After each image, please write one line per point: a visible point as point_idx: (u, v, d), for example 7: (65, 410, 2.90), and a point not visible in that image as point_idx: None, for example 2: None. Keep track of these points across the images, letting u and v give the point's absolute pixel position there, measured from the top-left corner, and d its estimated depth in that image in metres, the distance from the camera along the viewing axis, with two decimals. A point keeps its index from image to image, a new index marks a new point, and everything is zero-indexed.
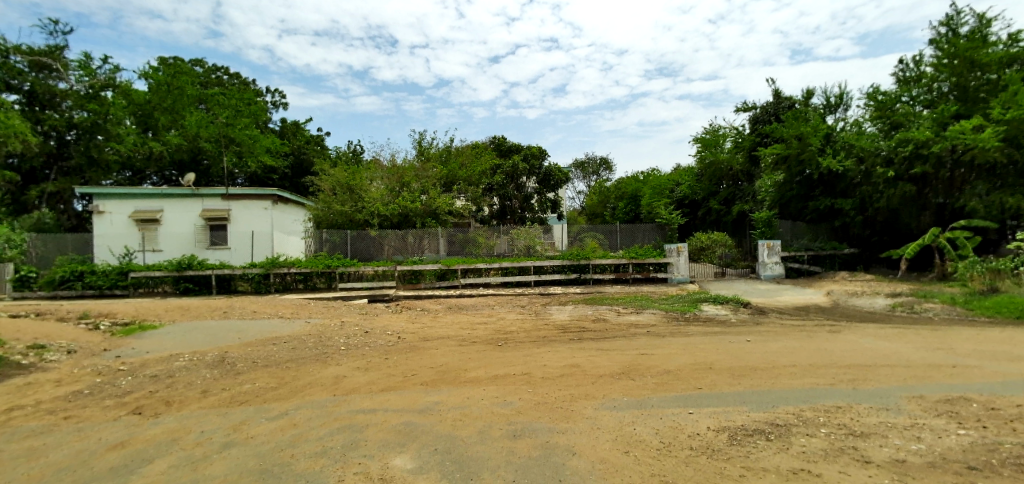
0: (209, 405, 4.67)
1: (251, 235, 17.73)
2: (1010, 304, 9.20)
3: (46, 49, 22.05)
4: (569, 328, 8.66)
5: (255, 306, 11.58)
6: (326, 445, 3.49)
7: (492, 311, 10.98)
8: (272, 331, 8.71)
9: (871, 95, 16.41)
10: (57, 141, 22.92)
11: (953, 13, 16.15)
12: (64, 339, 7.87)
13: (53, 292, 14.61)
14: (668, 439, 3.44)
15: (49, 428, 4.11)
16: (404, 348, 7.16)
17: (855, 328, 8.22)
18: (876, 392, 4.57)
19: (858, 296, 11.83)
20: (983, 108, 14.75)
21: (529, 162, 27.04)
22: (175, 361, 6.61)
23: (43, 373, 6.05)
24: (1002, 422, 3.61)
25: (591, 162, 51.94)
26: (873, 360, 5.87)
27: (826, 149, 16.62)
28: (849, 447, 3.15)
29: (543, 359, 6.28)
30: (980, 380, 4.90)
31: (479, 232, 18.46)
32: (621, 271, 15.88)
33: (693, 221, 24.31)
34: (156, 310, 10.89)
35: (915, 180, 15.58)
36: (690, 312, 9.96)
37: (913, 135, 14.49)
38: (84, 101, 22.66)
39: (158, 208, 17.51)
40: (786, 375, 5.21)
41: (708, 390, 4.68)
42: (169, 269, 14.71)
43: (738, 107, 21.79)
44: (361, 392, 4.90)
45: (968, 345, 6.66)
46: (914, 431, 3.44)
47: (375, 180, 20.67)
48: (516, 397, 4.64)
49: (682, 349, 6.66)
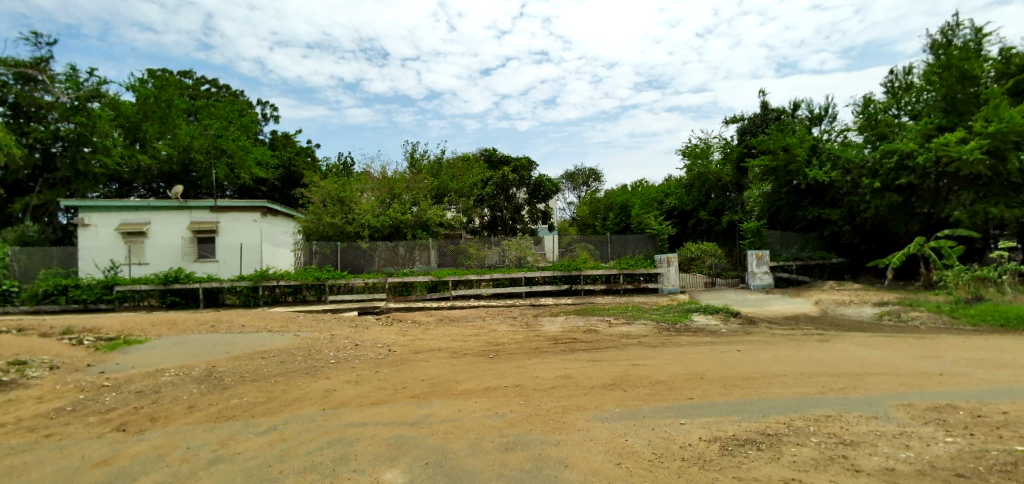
0: (196, 421, 4.59)
1: (240, 247, 17.54)
2: (994, 312, 9.37)
3: (31, 61, 21.76)
4: (561, 338, 8.66)
5: (244, 320, 11.41)
6: (315, 460, 3.44)
7: (484, 323, 10.92)
8: (261, 344, 8.60)
9: (860, 105, 16.92)
10: (42, 153, 22.76)
11: (952, 24, 16.65)
12: (47, 355, 7.70)
13: (36, 307, 14.32)
14: (661, 449, 3.43)
15: (30, 446, 4.00)
16: (395, 361, 7.08)
17: (844, 336, 8.32)
18: (866, 400, 4.61)
19: (847, 305, 11.98)
20: (967, 121, 15.08)
21: (520, 173, 27.12)
22: (162, 376, 6.48)
23: (24, 390, 5.88)
24: (989, 429, 3.65)
25: (581, 173, 52.26)
26: (864, 369, 5.92)
27: (812, 161, 17.00)
28: (840, 456, 3.17)
29: (536, 371, 6.25)
30: (967, 387, 4.98)
31: (471, 243, 18.48)
32: (612, 281, 15.95)
33: (684, 231, 24.43)
34: (143, 324, 10.68)
35: (902, 190, 15.80)
36: (681, 323, 9.95)
37: (897, 146, 14.78)
38: (69, 113, 22.19)
39: (145, 220, 17.29)
40: (777, 384, 5.24)
41: (699, 401, 4.69)
42: (156, 283, 14.49)
43: (727, 119, 22.17)
44: (351, 406, 4.85)
45: (955, 353, 6.75)
46: (903, 439, 3.47)
47: (366, 192, 20.61)
48: (508, 409, 4.61)
49: (674, 359, 6.68)
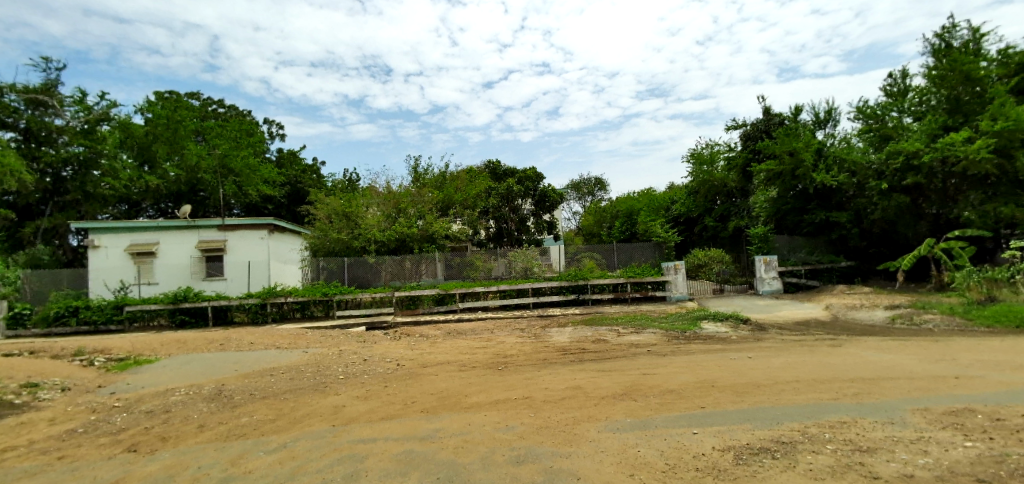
0: (206, 440, 4.58)
1: (248, 265, 17.72)
2: (1008, 313, 9.24)
3: (41, 87, 22.30)
4: (570, 349, 8.61)
5: (253, 337, 11.43)
6: (326, 477, 3.42)
7: (492, 335, 10.88)
8: (269, 362, 8.62)
9: (863, 108, 16.90)
10: (53, 177, 23.06)
11: (947, 26, 16.73)
12: (58, 377, 7.76)
13: (48, 329, 14.46)
14: (674, 460, 3.39)
15: (43, 468, 4.03)
16: (404, 376, 7.07)
17: (856, 341, 8.22)
18: (880, 405, 4.53)
19: (858, 308, 11.85)
20: (973, 121, 15.10)
21: (525, 184, 27.40)
22: (172, 395, 6.52)
23: (36, 412, 5.93)
24: (1008, 433, 3.57)
25: (587, 183, 52.40)
26: (877, 374, 5.83)
27: (818, 165, 16.88)
28: (856, 463, 3.12)
29: (544, 382, 6.23)
30: (984, 391, 4.88)
31: (477, 255, 18.49)
32: (619, 290, 15.89)
33: (690, 238, 24.35)
34: (152, 344, 10.71)
35: (910, 191, 15.73)
36: (691, 331, 9.85)
37: (903, 147, 14.72)
38: (80, 137, 22.97)
39: (154, 240, 17.47)
40: (788, 390, 5.19)
41: (711, 409, 4.65)
42: (166, 302, 14.59)
43: (729, 125, 22.20)
44: (361, 422, 4.83)
45: (969, 355, 6.63)
46: (921, 445, 3.41)
47: (372, 207, 20.86)
48: (517, 421, 4.59)
49: (684, 367, 6.61)
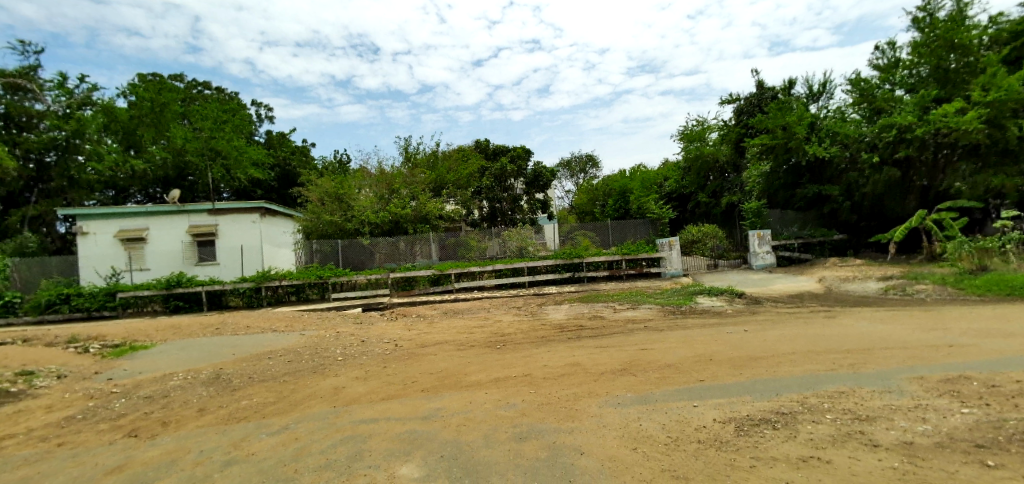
0: (207, 424, 4.57)
1: (241, 249, 17.54)
2: (1000, 282, 9.39)
3: (20, 71, 21.71)
4: (567, 326, 8.65)
5: (248, 321, 11.37)
6: (330, 458, 3.43)
7: (488, 314, 10.92)
8: (266, 345, 8.59)
9: (854, 82, 16.56)
10: (36, 164, 22.46)
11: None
12: (54, 364, 7.69)
13: (40, 317, 14.28)
14: (676, 432, 3.43)
15: (42, 456, 3.99)
16: (403, 356, 7.08)
17: (851, 312, 8.32)
18: (877, 375, 4.59)
19: (851, 281, 11.97)
20: (964, 91, 15.05)
21: (517, 163, 27.35)
22: (170, 380, 6.47)
23: (33, 400, 5.88)
24: (1005, 398, 3.64)
25: (578, 161, 51.99)
26: (871, 344, 5.90)
27: (812, 138, 16.79)
28: (856, 431, 3.16)
29: (544, 359, 6.25)
30: (978, 358, 4.97)
31: (471, 235, 18.48)
32: (614, 267, 15.95)
33: (683, 214, 24.59)
34: (147, 330, 10.61)
35: (900, 165, 15.93)
36: (686, 305, 9.94)
37: (896, 120, 14.61)
38: (60, 121, 22.14)
39: (143, 226, 17.21)
40: (787, 362, 5.24)
41: (710, 382, 4.68)
42: (158, 288, 14.44)
43: (722, 100, 21.95)
44: (361, 403, 4.83)
45: (961, 324, 6.73)
46: (919, 412, 3.46)
47: (364, 188, 20.59)
48: (518, 399, 4.60)
49: (681, 342, 6.65)
